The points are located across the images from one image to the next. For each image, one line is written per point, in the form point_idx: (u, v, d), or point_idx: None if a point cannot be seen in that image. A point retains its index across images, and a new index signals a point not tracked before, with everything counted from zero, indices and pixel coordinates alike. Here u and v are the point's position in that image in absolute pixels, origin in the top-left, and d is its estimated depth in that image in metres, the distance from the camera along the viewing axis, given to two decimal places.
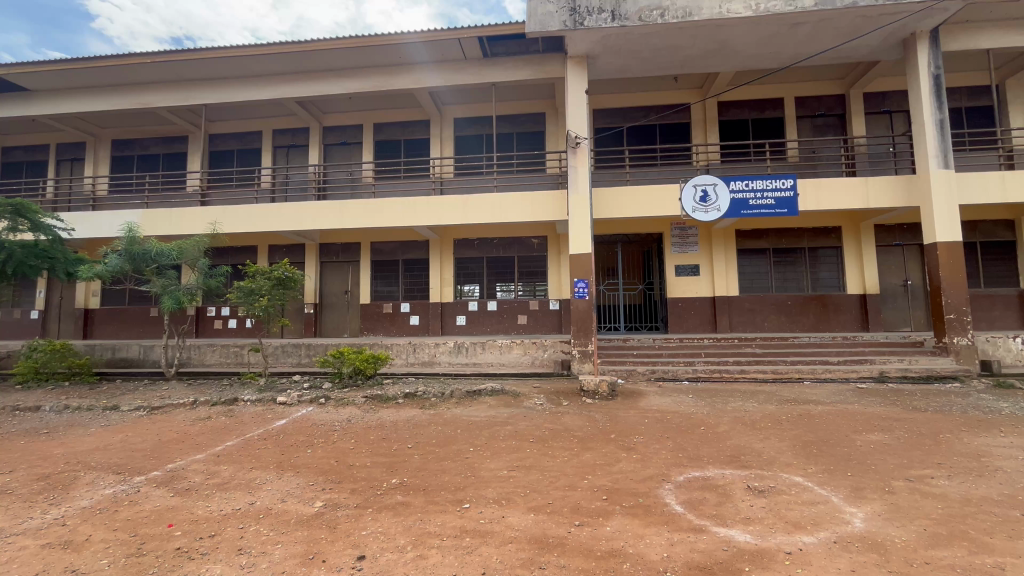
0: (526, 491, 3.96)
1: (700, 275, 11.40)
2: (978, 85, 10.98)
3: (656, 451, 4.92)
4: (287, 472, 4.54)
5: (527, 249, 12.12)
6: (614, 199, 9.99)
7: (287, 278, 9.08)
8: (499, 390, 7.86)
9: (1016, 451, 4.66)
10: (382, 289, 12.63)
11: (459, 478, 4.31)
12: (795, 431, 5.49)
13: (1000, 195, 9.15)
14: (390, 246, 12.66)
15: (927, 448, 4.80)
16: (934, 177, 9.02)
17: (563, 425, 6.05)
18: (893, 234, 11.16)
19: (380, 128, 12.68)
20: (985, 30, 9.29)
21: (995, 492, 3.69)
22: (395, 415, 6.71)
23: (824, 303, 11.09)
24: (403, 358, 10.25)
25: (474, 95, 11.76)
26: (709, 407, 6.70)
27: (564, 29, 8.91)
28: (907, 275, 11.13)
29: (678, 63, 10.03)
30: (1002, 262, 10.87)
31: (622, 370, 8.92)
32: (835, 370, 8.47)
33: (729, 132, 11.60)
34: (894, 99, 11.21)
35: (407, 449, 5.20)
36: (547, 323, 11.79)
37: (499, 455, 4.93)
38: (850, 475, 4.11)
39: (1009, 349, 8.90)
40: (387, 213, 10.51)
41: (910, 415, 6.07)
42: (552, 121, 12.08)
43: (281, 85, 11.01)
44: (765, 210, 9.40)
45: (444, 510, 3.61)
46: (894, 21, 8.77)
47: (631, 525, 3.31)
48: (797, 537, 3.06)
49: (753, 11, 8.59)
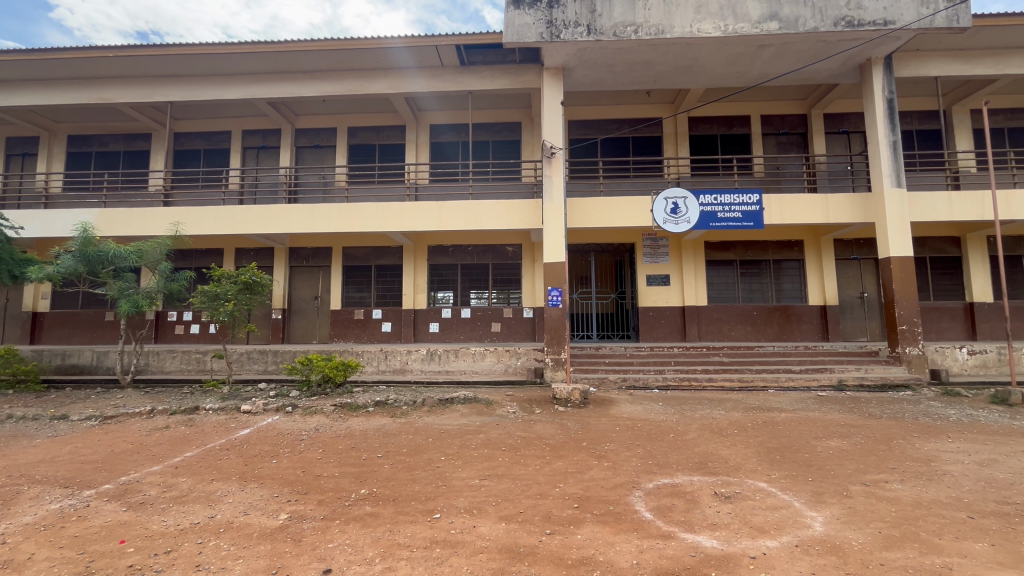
0: (498, 500, 3.94)
1: (670, 284, 11.68)
2: (927, 110, 11.69)
3: (627, 458, 4.98)
4: (250, 483, 4.38)
5: (502, 256, 12.17)
6: (588, 209, 10.12)
7: (254, 282, 8.83)
8: (472, 399, 7.80)
9: (963, 456, 4.92)
10: (353, 295, 12.40)
11: (430, 487, 4.26)
12: (759, 437, 5.65)
13: (948, 214, 9.70)
14: (363, 252, 12.48)
15: (882, 453, 5.03)
16: (888, 196, 9.52)
17: (535, 433, 6.06)
18: (850, 247, 11.70)
19: (354, 132, 12.54)
20: (934, 59, 9.88)
21: (944, 495, 3.89)
22: (365, 424, 6.60)
23: (787, 313, 11.48)
24: (374, 365, 10.13)
25: (450, 102, 11.78)
26: (678, 415, 6.81)
27: (540, 41, 9.04)
28: (864, 288, 11.65)
29: (650, 78, 10.31)
30: (949, 276, 11.53)
31: (594, 378, 9.02)
32: (798, 378, 8.79)
33: (698, 146, 11.96)
34: (851, 121, 11.81)
35: (377, 459, 5.10)
36: (520, 331, 11.82)
37: (471, 464, 4.88)
38: (811, 480, 4.26)
39: (956, 359, 9.40)
40: (361, 218, 10.36)
41: (866, 421, 6.36)
42: (528, 130, 12.20)
43: (252, 85, 10.80)
44: (732, 223, 9.70)
45: (414, 521, 3.56)
46: (852, 47, 9.25)
47: (601, 532, 3.34)
48: (761, 541, 3.14)
49: (722, 31, 8.92)
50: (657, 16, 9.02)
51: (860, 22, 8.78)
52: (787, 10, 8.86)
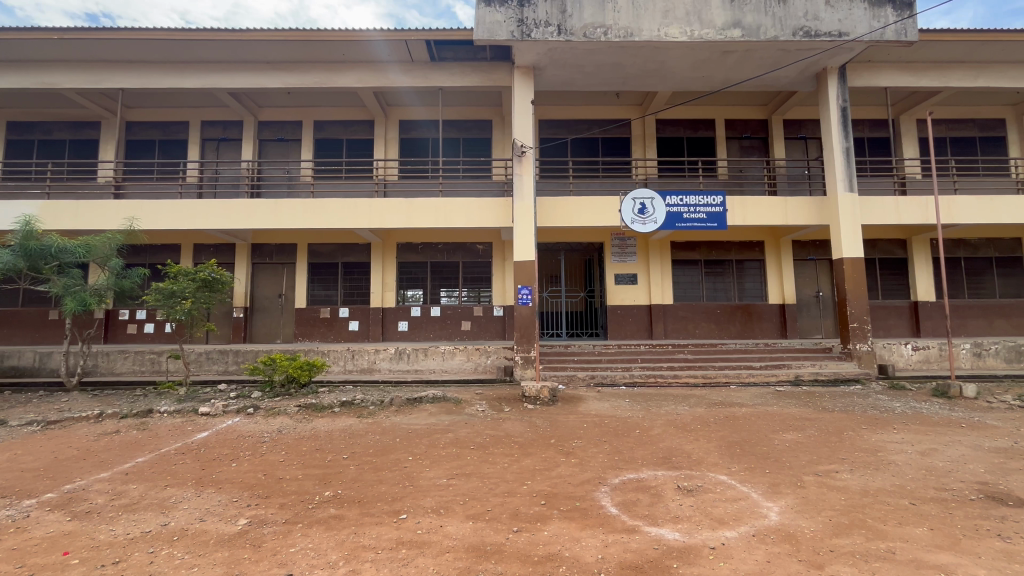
0: (465, 499, 3.93)
1: (638, 283, 11.91)
2: (878, 119, 12.32)
3: (594, 454, 5.06)
4: (206, 489, 4.21)
5: (472, 255, 12.12)
6: (558, 208, 10.19)
7: (213, 279, 8.49)
8: (441, 397, 7.75)
9: (906, 445, 5.23)
10: (319, 293, 12.11)
11: (396, 488, 4.21)
12: (721, 432, 5.84)
13: (896, 218, 10.23)
14: (330, 249, 12.19)
15: (833, 444, 5.28)
16: (841, 200, 9.98)
17: (504, 431, 6.07)
18: (807, 248, 12.21)
19: (321, 126, 12.22)
20: (884, 70, 10.42)
21: (889, 483, 4.12)
22: (331, 424, 6.46)
23: (749, 311, 11.90)
24: (341, 365, 9.93)
25: (421, 98, 11.64)
26: (644, 411, 6.96)
27: (511, 39, 9.04)
28: (819, 287, 12.18)
29: (619, 79, 10.47)
30: (896, 276, 12.19)
31: (563, 376, 9.12)
32: (757, 374, 9.13)
33: (665, 148, 12.23)
34: (809, 127, 12.31)
35: (342, 461, 4.99)
36: (490, 329, 11.82)
37: (438, 463, 4.84)
38: (768, 472, 4.43)
39: (901, 355, 9.96)
40: (327, 214, 10.11)
41: (820, 415, 6.67)
42: (499, 129, 12.19)
43: (212, 74, 10.36)
44: (697, 223, 9.97)
45: (380, 522, 3.51)
46: (809, 56, 9.65)
47: (568, 528, 3.37)
48: (720, 532, 3.25)
49: (688, 36, 9.14)
50: (626, 18, 9.17)
51: (817, 33, 9.16)
52: (749, 18, 9.16)
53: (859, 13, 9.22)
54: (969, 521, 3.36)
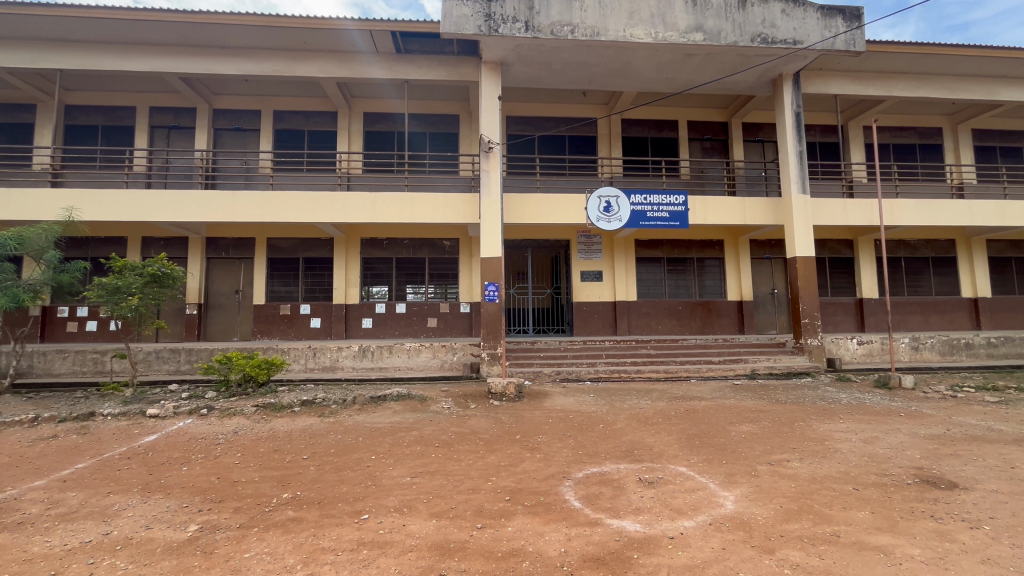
0: (429, 497, 3.89)
1: (603, 280, 12.09)
2: (828, 124, 12.93)
3: (558, 449, 5.10)
4: (154, 494, 4.00)
5: (438, 251, 11.99)
6: (524, 205, 10.21)
7: (163, 274, 8.06)
8: (405, 395, 7.65)
9: (851, 434, 5.53)
10: (279, 289, 11.70)
11: (358, 488, 4.12)
12: (681, 425, 6.01)
13: (844, 219, 10.79)
14: (290, 244, 11.79)
15: (785, 434, 5.53)
16: (795, 202, 10.43)
17: (469, 427, 6.05)
18: (763, 247, 12.70)
19: (280, 116, 11.79)
20: (835, 78, 10.94)
21: (834, 470, 4.35)
22: (290, 424, 6.26)
23: (708, 308, 12.30)
24: (301, 363, 9.66)
25: (386, 90, 11.41)
26: (608, 405, 7.08)
27: (478, 34, 8.97)
28: (774, 284, 12.71)
29: (586, 78, 10.58)
30: (844, 275, 12.86)
31: (529, 372, 9.16)
32: (716, 368, 9.45)
33: (630, 147, 12.44)
34: (765, 130, 12.80)
35: (302, 462, 4.84)
36: (457, 325, 11.74)
37: (402, 462, 4.78)
38: (724, 463, 4.59)
39: (848, 349, 10.52)
40: (287, 208, 9.78)
41: (773, 406, 6.97)
42: (465, 124, 12.10)
43: (161, 58, 9.81)
44: (660, 222, 10.20)
45: (340, 523, 3.42)
46: (766, 62, 10.02)
47: (531, 523, 3.39)
48: (679, 522, 3.34)
49: (653, 38, 9.31)
50: (592, 18, 9.25)
51: (774, 40, 9.52)
52: (711, 23, 9.42)
53: (812, 22, 9.64)
54: (906, 503, 3.59)
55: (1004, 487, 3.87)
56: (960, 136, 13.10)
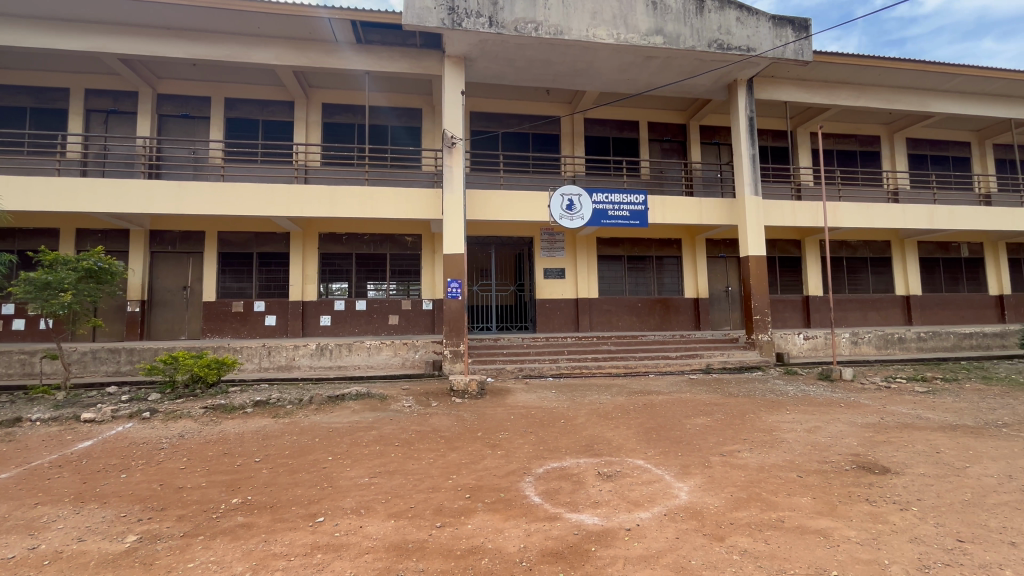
0: (388, 497, 3.81)
1: (566, 277, 12.23)
2: (779, 129, 13.54)
3: (519, 445, 5.12)
4: (88, 505, 3.74)
5: (400, 246, 11.77)
6: (487, 201, 10.16)
7: (99, 269, 7.56)
8: (365, 394, 7.49)
9: (796, 424, 5.83)
10: (231, 285, 11.18)
11: (314, 490, 3.99)
12: (639, 419, 6.16)
13: (792, 220, 11.33)
14: (243, 238, 11.28)
15: (736, 426, 5.77)
16: (748, 203, 10.86)
17: (430, 426, 5.98)
18: (718, 247, 13.18)
19: (232, 104, 11.24)
20: (785, 86, 11.46)
21: (781, 459, 4.56)
22: (242, 426, 5.99)
23: (666, 305, 12.66)
24: (255, 362, 9.29)
25: (345, 81, 11.08)
26: (569, 401, 7.18)
27: (441, 27, 8.84)
28: (729, 282, 13.21)
29: (549, 76, 10.63)
30: (793, 273, 13.52)
31: (491, 369, 9.15)
32: (673, 363, 9.76)
33: (593, 146, 12.61)
34: (721, 133, 13.26)
35: (254, 465, 4.65)
36: (419, 323, 11.59)
37: (360, 462, 4.67)
38: (679, 455, 4.74)
39: (794, 344, 11.08)
40: (239, 200, 9.34)
41: (726, 399, 7.26)
42: (428, 118, 11.93)
43: (99, 37, 9.16)
44: (621, 220, 10.40)
45: (294, 527, 3.31)
46: (722, 67, 10.36)
47: (492, 520, 3.39)
48: (635, 514, 3.42)
49: (615, 39, 9.46)
50: (556, 16, 9.29)
51: (729, 46, 9.87)
52: (670, 27, 9.65)
53: (764, 31, 10.05)
54: (844, 488, 3.81)
55: (929, 470, 4.18)
56: (896, 145, 14.01)
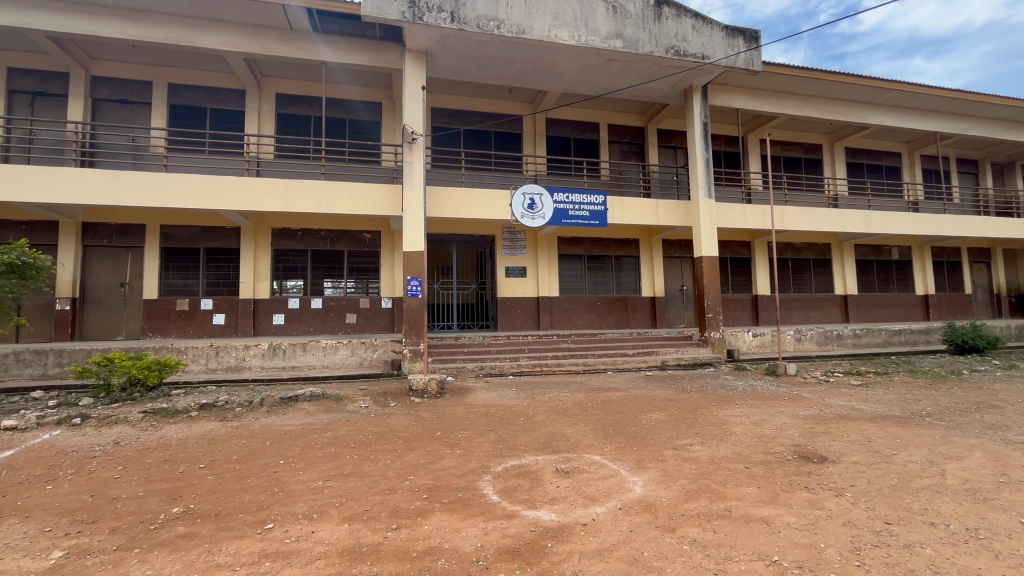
0: (342, 500, 3.71)
1: (527, 276, 12.29)
2: (731, 135, 14.11)
3: (478, 444, 5.11)
4: (7, 520, 3.43)
5: (358, 243, 11.47)
6: (449, 199, 10.06)
7: (23, 264, 6.93)
8: (320, 395, 7.26)
9: (744, 418, 6.11)
10: (175, 282, 10.57)
11: (263, 496, 3.83)
12: (597, 415, 6.28)
13: (742, 222, 11.84)
14: (188, 232, 10.68)
15: (689, 421, 5.98)
16: (702, 205, 11.26)
17: (388, 426, 5.87)
18: (674, 247, 13.61)
19: (177, 91, 10.61)
20: (736, 93, 11.95)
21: (730, 451, 4.76)
22: (186, 431, 5.68)
23: (625, 303, 12.95)
24: (202, 363, 8.84)
25: (300, 71, 10.68)
26: (530, 399, 7.22)
27: (402, 20, 8.66)
28: (683, 282, 13.67)
29: (511, 74, 10.64)
30: (743, 273, 14.15)
31: (451, 368, 9.07)
32: (631, 360, 10.00)
33: (554, 146, 12.73)
34: (677, 137, 13.68)
35: (197, 471, 4.41)
36: (378, 321, 11.35)
37: (314, 465, 4.52)
38: (634, 449, 4.87)
39: (744, 341, 11.59)
40: (183, 192, 8.84)
41: (680, 395, 7.52)
42: (388, 113, 11.69)
43: (24, 11, 8.43)
44: (581, 220, 10.54)
45: (240, 535, 3.16)
46: (678, 73, 10.69)
47: (449, 520, 3.36)
48: (591, 509, 3.48)
49: (576, 41, 9.57)
50: (518, 15, 9.31)
51: (685, 53, 10.19)
52: (629, 32, 9.86)
53: (717, 40, 10.43)
54: (786, 477, 4.02)
55: (862, 458, 4.48)
56: (836, 153, 14.92)
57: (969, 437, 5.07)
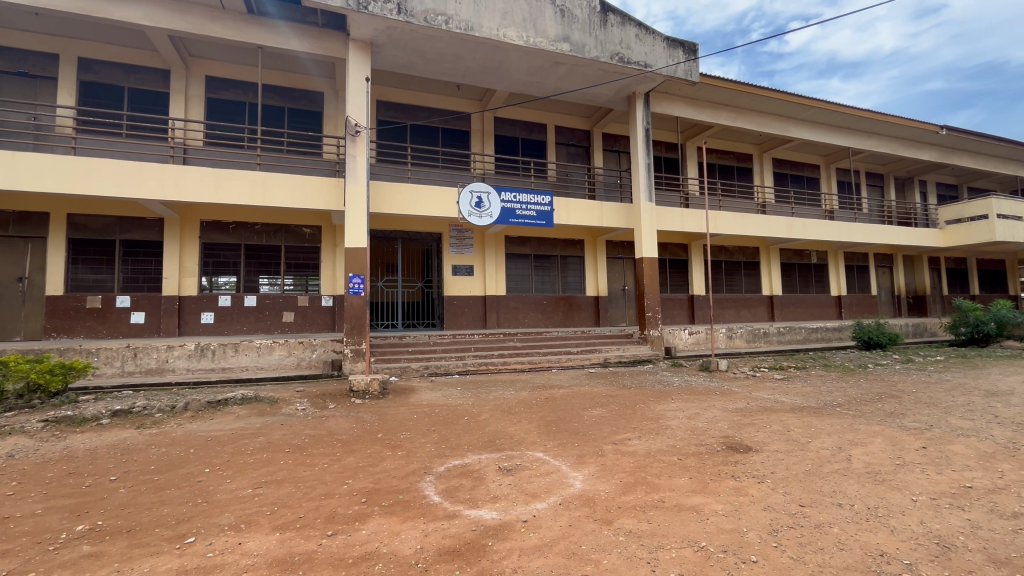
0: (273, 508, 3.52)
1: (474, 275, 12.24)
2: (671, 142, 14.75)
3: (421, 444, 5.03)
4: None
5: (297, 238, 10.95)
6: (394, 194, 9.82)
7: None
8: (252, 398, 6.86)
9: (679, 412, 6.42)
10: (85, 277, 9.61)
11: (184, 508, 3.56)
12: (540, 412, 6.36)
13: (680, 226, 12.41)
14: (102, 222, 9.73)
15: (628, 416, 6.19)
16: (643, 208, 11.70)
17: (326, 429, 5.64)
18: (617, 248, 14.05)
19: (89, 67, 9.65)
20: (676, 102, 12.51)
21: (665, 444, 4.98)
22: (96, 441, 5.17)
23: (570, 303, 13.22)
24: (116, 366, 8.11)
25: (233, 53, 10.03)
26: (475, 397, 7.21)
27: (346, 8, 8.34)
28: (625, 282, 14.15)
29: (459, 71, 10.55)
30: (680, 274, 14.84)
31: (395, 368, 8.85)
32: (575, 358, 10.23)
33: (502, 145, 12.76)
34: (621, 141, 14.12)
35: (107, 485, 4.02)
36: (318, 320, 10.89)
37: (243, 473, 4.26)
38: (575, 445, 4.97)
39: (681, 338, 12.16)
40: (95, 178, 8.05)
41: (620, 391, 7.78)
42: (330, 103, 11.23)
43: None
44: (528, 220, 10.65)
45: (156, 552, 2.92)
46: (622, 79, 11.03)
47: (388, 523, 3.28)
48: (532, 505, 3.52)
49: (524, 42, 9.64)
50: (467, 12, 9.24)
51: (629, 60, 10.53)
52: (576, 36, 10.06)
53: (659, 50, 10.87)
54: (715, 467, 4.26)
55: (781, 447, 4.83)
56: (764, 162, 15.99)
57: (872, 425, 5.61)
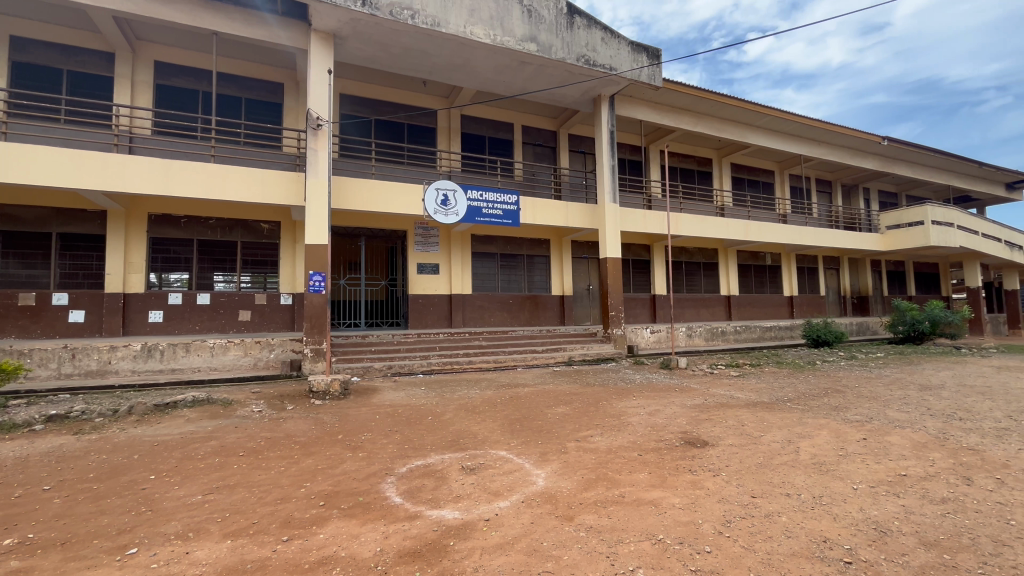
0: (225, 515, 3.38)
1: (439, 273, 12.12)
2: (635, 145, 15.06)
3: (383, 446, 4.93)
4: None
5: (254, 234, 10.54)
6: (357, 190, 9.60)
7: None
8: (205, 399, 6.56)
9: (640, 408, 6.57)
10: (17, 273, 8.93)
11: (126, 517, 3.36)
12: (505, 411, 6.37)
13: (643, 227, 12.70)
14: (37, 214, 9.07)
15: (590, 413, 6.28)
16: (607, 209, 11.90)
17: (283, 431, 5.45)
18: (582, 248, 14.23)
19: (23, 46, 8.97)
20: (640, 106, 12.79)
21: (626, 440, 5.08)
22: (27, 448, 4.81)
23: (535, 302, 13.31)
24: (52, 368, 7.59)
25: (185, 38, 9.55)
26: (439, 397, 7.14)
27: None
28: (590, 281, 14.35)
29: (426, 67, 10.41)
30: (643, 274, 15.18)
31: (357, 368, 8.66)
32: (540, 356, 10.31)
33: (469, 143, 12.69)
34: (587, 142, 14.31)
35: (40, 495, 3.75)
36: (276, 319, 10.52)
37: (193, 478, 4.06)
38: (539, 443, 5.01)
39: (643, 337, 12.45)
40: (29, 165, 7.50)
41: (583, 389, 7.89)
42: (291, 95, 10.87)
43: None
44: (494, 219, 10.65)
45: (93, 565, 2.74)
46: (588, 81, 11.18)
47: (346, 526, 3.20)
48: (495, 504, 3.52)
49: (491, 40, 9.61)
50: (434, 7, 9.13)
51: (594, 62, 10.68)
52: (543, 36, 10.12)
53: (624, 54, 11.07)
54: (674, 462, 4.38)
55: (736, 440, 5.02)
56: (723, 167, 16.57)
57: (819, 418, 5.91)
